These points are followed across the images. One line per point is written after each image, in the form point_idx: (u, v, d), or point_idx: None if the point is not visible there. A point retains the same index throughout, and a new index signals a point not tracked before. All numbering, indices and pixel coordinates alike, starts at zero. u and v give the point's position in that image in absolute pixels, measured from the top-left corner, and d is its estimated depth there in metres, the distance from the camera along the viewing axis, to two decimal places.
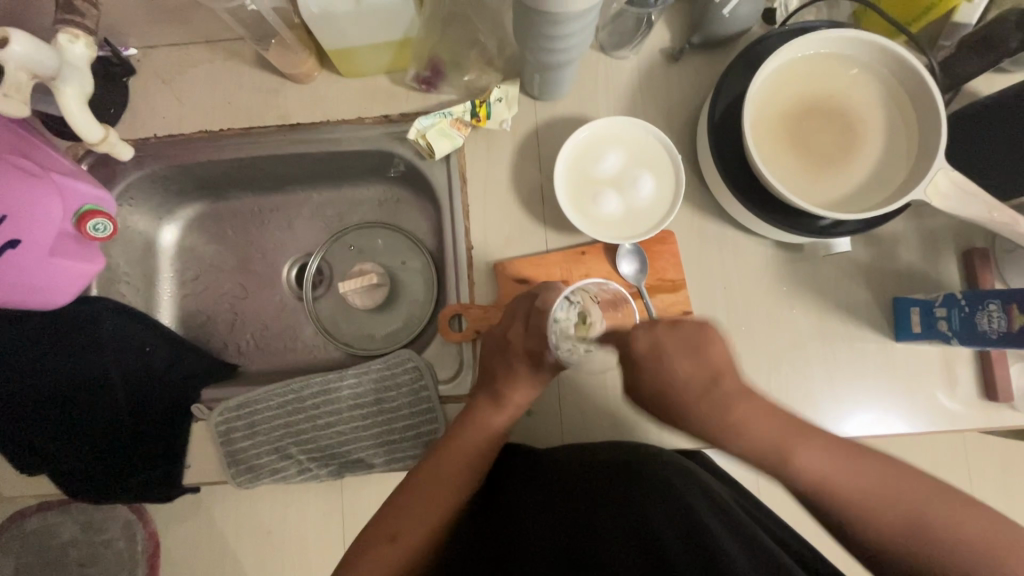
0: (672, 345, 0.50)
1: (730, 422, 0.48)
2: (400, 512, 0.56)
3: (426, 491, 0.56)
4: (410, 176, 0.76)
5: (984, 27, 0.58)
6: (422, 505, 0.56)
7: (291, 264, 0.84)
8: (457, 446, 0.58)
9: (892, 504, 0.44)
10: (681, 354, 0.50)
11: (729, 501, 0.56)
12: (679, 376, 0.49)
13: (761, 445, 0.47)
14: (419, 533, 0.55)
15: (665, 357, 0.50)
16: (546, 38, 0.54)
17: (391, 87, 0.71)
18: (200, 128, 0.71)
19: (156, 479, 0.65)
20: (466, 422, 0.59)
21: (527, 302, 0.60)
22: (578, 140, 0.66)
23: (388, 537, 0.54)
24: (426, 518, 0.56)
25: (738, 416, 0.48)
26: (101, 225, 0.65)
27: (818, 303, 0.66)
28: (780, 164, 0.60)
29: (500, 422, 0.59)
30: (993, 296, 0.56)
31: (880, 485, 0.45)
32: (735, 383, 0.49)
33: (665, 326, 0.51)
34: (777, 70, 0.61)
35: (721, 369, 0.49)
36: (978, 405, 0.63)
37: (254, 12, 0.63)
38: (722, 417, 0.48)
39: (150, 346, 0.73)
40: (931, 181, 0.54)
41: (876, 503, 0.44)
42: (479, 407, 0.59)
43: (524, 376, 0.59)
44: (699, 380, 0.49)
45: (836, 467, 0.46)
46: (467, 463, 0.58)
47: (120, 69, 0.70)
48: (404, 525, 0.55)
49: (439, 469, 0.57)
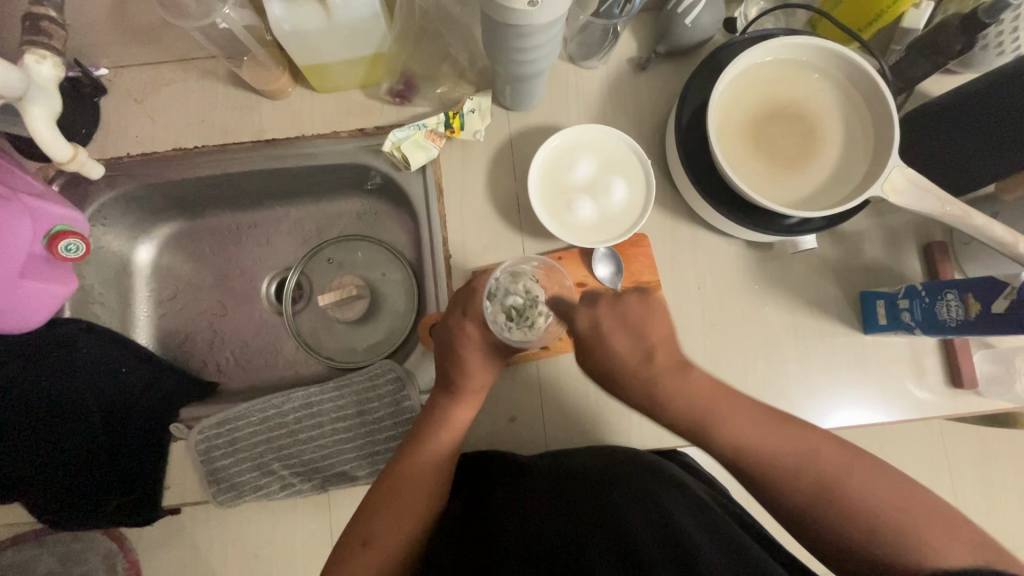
0: (610, 323, 0.47)
1: (664, 394, 0.46)
2: (375, 518, 0.55)
3: (401, 494, 0.56)
4: (387, 189, 0.77)
5: (930, 32, 0.61)
6: (396, 509, 0.56)
7: (270, 279, 0.83)
8: (426, 451, 0.57)
9: (810, 482, 0.45)
10: (613, 321, 0.47)
11: (715, 505, 0.56)
12: (616, 354, 0.47)
13: (686, 412, 0.46)
14: (394, 538, 0.55)
15: (602, 335, 0.47)
16: (514, 50, 0.56)
17: (365, 101, 0.72)
18: (175, 147, 0.71)
19: (132, 502, 0.64)
20: (437, 421, 0.59)
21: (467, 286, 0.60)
22: (551, 148, 0.67)
23: (361, 544, 0.54)
24: (402, 527, 0.55)
25: (669, 390, 0.46)
26: (74, 245, 0.64)
27: (789, 299, 0.68)
28: (745, 166, 0.62)
29: (467, 414, 0.59)
30: (951, 286, 0.58)
31: (798, 455, 0.45)
32: (671, 358, 0.47)
33: (604, 304, 0.48)
34: (738, 77, 0.63)
35: (656, 343, 0.47)
36: (944, 392, 0.66)
37: (224, 30, 0.64)
38: (651, 390, 0.47)
39: (125, 369, 0.71)
40: (887, 178, 0.56)
41: (794, 477, 0.45)
42: (438, 404, 0.59)
43: (476, 368, 0.58)
44: (632, 356, 0.47)
45: (760, 440, 0.46)
46: (443, 463, 0.58)
47: (92, 89, 0.70)
48: (378, 531, 0.54)
49: (415, 473, 0.57)
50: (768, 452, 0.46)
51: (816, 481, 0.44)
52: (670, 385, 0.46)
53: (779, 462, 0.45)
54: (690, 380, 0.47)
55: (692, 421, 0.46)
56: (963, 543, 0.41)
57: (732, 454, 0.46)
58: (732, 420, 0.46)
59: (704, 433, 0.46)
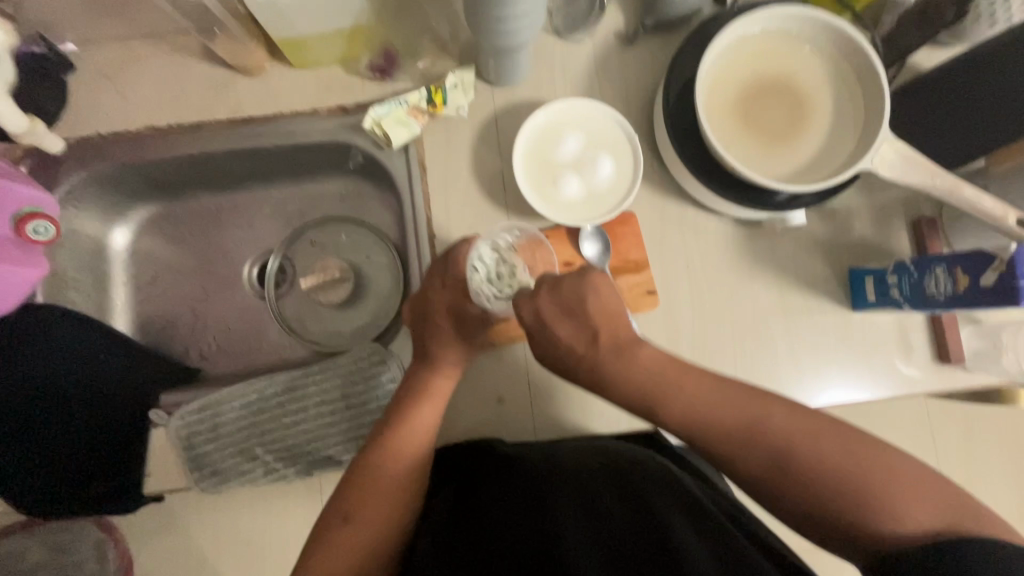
0: (553, 313, 0.51)
1: (607, 380, 0.50)
2: (356, 496, 0.53)
3: (384, 468, 0.54)
4: (370, 168, 0.75)
5: (922, 1, 0.59)
6: (378, 484, 0.54)
7: (252, 263, 0.82)
8: (411, 424, 0.56)
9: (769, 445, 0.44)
10: (555, 308, 0.51)
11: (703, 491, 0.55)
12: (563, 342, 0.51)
13: (634, 392, 0.49)
14: (376, 515, 0.53)
15: (546, 327, 0.51)
16: (496, 19, 0.53)
17: (345, 77, 0.70)
18: (148, 125, 0.69)
19: (112, 490, 0.63)
20: (420, 394, 0.57)
21: (442, 261, 0.59)
22: (536, 124, 0.66)
23: (341, 520, 0.53)
24: (385, 501, 0.54)
25: (611, 370, 0.49)
26: (43, 227, 0.62)
27: (778, 277, 0.67)
28: (734, 142, 0.61)
29: (446, 385, 0.58)
30: (939, 260, 0.58)
31: (750, 420, 0.46)
32: (614, 338, 0.50)
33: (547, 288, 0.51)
34: (727, 49, 0.62)
35: (599, 324, 0.50)
36: (931, 367, 0.66)
37: (195, 1, 0.62)
38: (600, 375, 0.50)
39: (103, 354, 0.69)
40: (877, 153, 0.55)
41: (755, 442, 0.45)
42: (418, 377, 0.59)
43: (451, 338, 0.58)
44: (578, 344, 0.50)
45: (710, 406, 0.47)
46: (428, 437, 0.56)
47: (57, 65, 0.67)
48: (360, 507, 0.53)
49: (399, 447, 0.55)
50: (724, 436, 0.46)
51: (776, 446, 0.44)
52: (612, 368, 0.49)
53: (734, 430, 0.46)
54: (635, 358, 0.49)
55: (642, 396, 0.48)
56: (923, 498, 0.40)
57: (686, 428, 0.47)
58: (681, 392, 0.48)
59: (656, 405, 0.48)
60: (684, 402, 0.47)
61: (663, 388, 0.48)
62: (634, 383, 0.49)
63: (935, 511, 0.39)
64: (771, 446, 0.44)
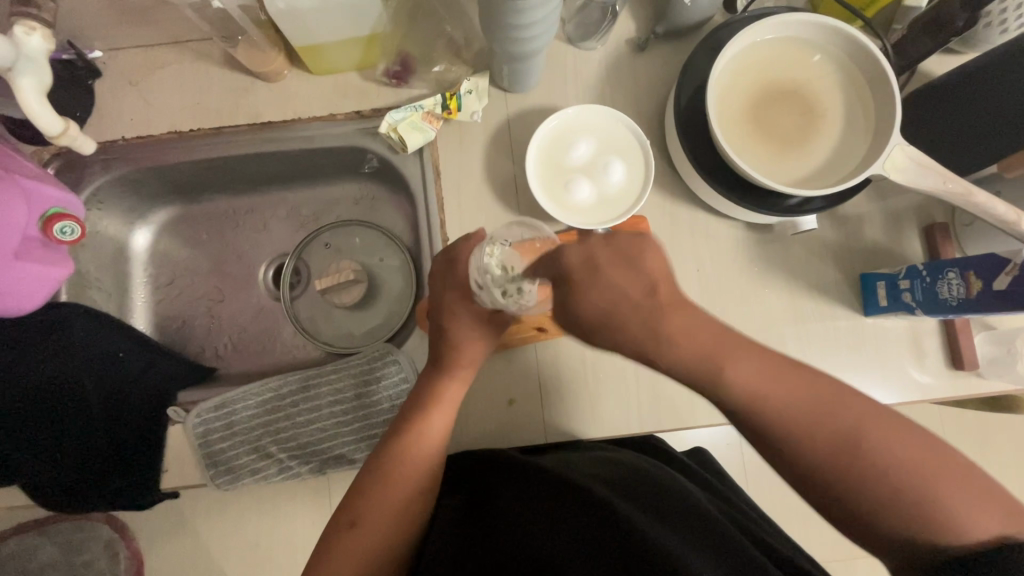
0: (607, 258, 0.41)
1: (667, 335, 0.40)
2: (366, 498, 0.54)
3: (393, 473, 0.54)
4: (384, 172, 0.77)
5: (932, 9, 0.60)
6: (385, 491, 0.54)
7: (268, 265, 0.83)
8: (422, 430, 0.56)
9: (824, 439, 0.40)
10: (616, 264, 0.41)
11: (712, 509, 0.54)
12: (621, 292, 0.40)
13: (693, 360, 0.41)
14: (383, 520, 0.53)
15: (599, 273, 0.41)
16: (511, 27, 0.55)
17: (361, 83, 0.71)
18: (170, 129, 0.71)
19: (130, 486, 0.64)
20: (428, 399, 0.57)
21: (441, 263, 0.57)
22: (549, 128, 0.67)
23: (347, 524, 0.53)
24: (392, 506, 0.54)
25: (674, 333, 0.41)
26: (69, 228, 0.64)
27: (789, 282, 0.67)
28: (748, 146, 0.62)
29: (456, 389, 0.58)
30: (952, 265, 0.58)
31: (806, 408, 0.41)
32: (675, 295, 0.41)
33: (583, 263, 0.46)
34: (738, 56, 0.62)
35: (659, 278, 0.41)
36: (945, 374, 0.65)
37: (219, 10, 0.64)
38: (657, 328, 0.40)
39: (124, 353, 0.71)
40: (888, 156, 0.56)
41: (808, 433, 0.40)
42: (427, 379, 0.58)
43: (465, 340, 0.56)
44: (638, 293, 0.41)
45: (767, 386, 0.41)
46: (437, 443, 0.56)
47: (86, 72, 0.69)
48: (367, 509, 0.53)
49: (411, 450, 0.55)
50: (779, 414, 0.41)
51: (836, 439, 0.40)
52: (674, 326, 0.41)
53: (790, 417, 0.41)
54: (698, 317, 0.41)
55: (703, 365, 0.41)
56: (990, 503, 0.37)
57: (741, 404, 0.41)
58: (738, 365, 0.41)
59: (711, 380, 0.41)
60: (739, 379, 0.41)
61: (723, 350, 0.41)
62: (686, 353, 0.41)
63: (999, 516, 0.37)
64: (835, 434, 0.40)
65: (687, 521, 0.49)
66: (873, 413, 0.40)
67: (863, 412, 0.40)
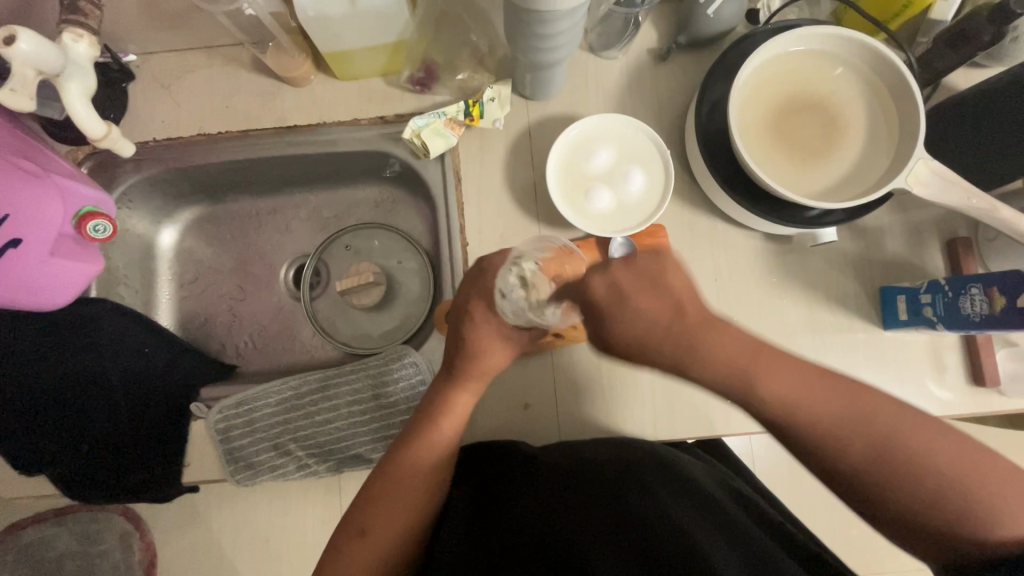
0: (631, 282, 0.39)
1: (702, 357, 0.39)
2: (371, 506, 0.54)
3: (399, 482, 0.54)
4: (405, 176, 0.78)
5: (959, 22, 0.60)
6: (390, 499, 0.54)
7: (288, 266, 0.84)
8: (427, 440, 0.55)
9: (869, 446, 0.40)
10: (638, 280, 0.39)
11: (719, 496, 0.57)
12: (644, 319, 0.38)
13: (724, 377, 0.39)
14: (393, 526, 0.54)
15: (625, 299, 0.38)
16: (536, 36, 0.55)
17: (385, 88, 0.73)
18: (199, 132, 0.72)
19: (152, 480, 0.66)
20: (436, 410, 0.56)
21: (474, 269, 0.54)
22: (571, 136, 0.67)
23: (357, 533, 0.53)
24: (400, 513, 0.54)
25: (704, 356, 0.39)
26: (101, 226, 0.67)
27: (806, 293, 0.67)
28: (769, 158, 0.62)
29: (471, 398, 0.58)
30: (975, 280, 0.58)
31: (847, 417, 0.40)
32: (700, 310, 0.39)
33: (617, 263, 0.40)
34: (760, 68, 0.63)
35: (685, 297, 0.39)
36: (965, 390, 0.65)
37: (251, 16, 0.65)
38: (689, 351, 0.39)
39: (148, 349, 0.73)
40: (911, 170, 0.56)
41: (850, 441, 0.40)
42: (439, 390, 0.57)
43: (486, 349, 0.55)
44: (662, 317, 0.38)
45: (808, 400, 0.40)
46: (444, 451, 0.56)
47: (120, 74, 0.71)
48: (376, 519, 0.53)
49: (416, 460, 0.55)
50: (817, 425, 0.40)
51: (880, 446, 0.40)
52: (706, 350, 0.39)
53: (834, 429, 0.40)
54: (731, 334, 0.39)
55: (738, 381, 0.40)
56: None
57: (780, 417, 0.41)
58: (774, 377, 0.40)
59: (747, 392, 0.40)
60: (777, 391, 0.40)
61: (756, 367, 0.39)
62: (719, 368, 0.39)
63: None
64: (876, 435, 0.40)
65: (691, 515, 0.51)
66: (900, 405, 0.40)
67: (901, 413, 0.40)
